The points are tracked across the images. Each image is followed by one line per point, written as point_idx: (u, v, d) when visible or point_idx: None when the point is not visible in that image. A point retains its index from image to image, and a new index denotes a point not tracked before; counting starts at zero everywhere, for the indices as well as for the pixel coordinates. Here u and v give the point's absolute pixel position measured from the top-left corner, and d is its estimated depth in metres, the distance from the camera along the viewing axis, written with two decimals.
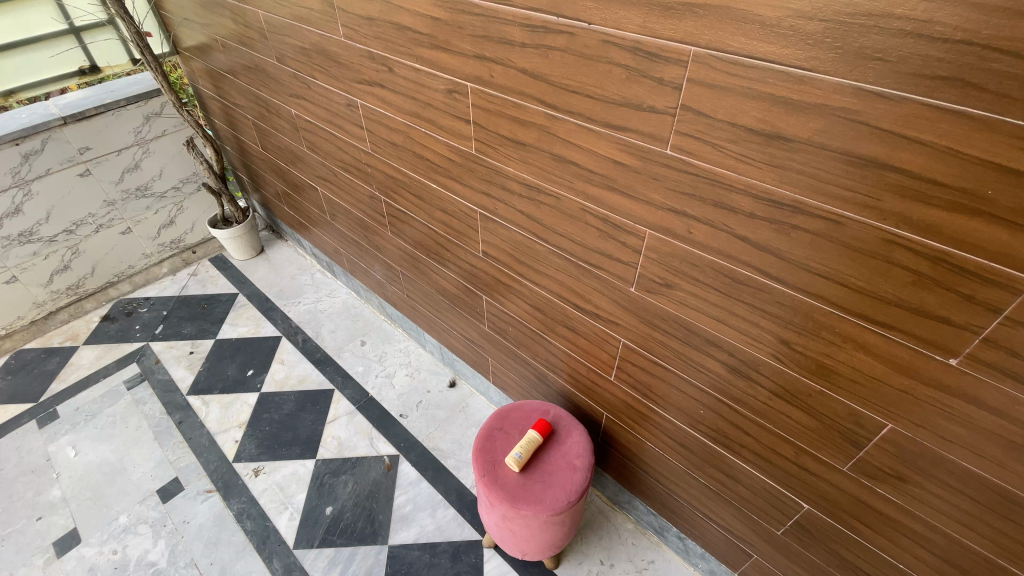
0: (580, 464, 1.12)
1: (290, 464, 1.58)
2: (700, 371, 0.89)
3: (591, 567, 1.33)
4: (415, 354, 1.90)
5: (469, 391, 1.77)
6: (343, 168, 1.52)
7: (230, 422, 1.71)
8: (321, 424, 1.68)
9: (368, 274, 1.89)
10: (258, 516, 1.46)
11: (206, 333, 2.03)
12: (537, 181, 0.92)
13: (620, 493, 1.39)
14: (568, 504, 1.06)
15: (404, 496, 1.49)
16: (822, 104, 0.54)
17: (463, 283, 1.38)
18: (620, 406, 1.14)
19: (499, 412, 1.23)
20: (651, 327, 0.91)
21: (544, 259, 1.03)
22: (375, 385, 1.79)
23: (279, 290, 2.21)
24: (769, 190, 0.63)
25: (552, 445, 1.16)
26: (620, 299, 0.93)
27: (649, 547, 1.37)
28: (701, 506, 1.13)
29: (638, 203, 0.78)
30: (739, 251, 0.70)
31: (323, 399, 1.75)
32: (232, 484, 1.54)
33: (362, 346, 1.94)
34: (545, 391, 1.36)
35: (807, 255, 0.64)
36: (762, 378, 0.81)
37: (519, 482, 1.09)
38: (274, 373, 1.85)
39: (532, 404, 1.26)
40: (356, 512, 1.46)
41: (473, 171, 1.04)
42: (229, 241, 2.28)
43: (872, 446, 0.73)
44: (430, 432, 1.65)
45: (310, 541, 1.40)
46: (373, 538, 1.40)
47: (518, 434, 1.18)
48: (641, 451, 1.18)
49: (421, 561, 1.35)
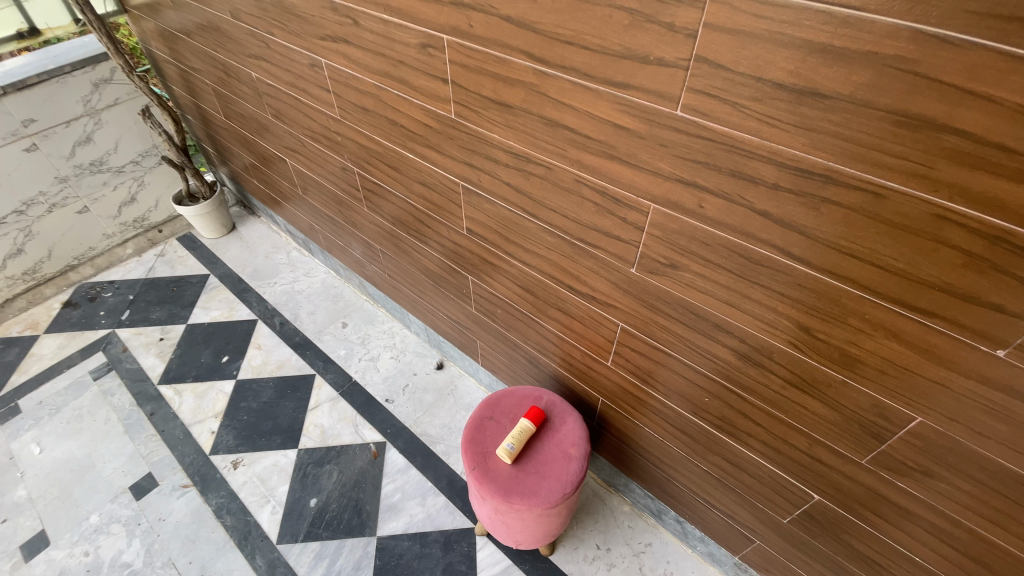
0: (576, 454, 1.06)
1: (270, 455, 1.50)
2: (705, 358, 0.82)
3: (587, 552, 1.29)
4: (401, 336, 1.79)
5: (458, 372, 1.68)
6: (311, 138, 1.38)
7: (205, 412, 1.62)
8: (302, 411, 1.59)
9: (346, 252, 1.77)
10: (238, 510, 1.40)
11: (176, 317, 1.92)
12: (525, 149, 0.82)
13: (616, 476, 1.34)
14: (564, 496, 1.00)
15: (392, 485, 1.43)
16: (871, 52, 0.45)
17: (447, 262, 1.28)
18: (618, 391, 1.07)
19: (489, 399, 1.16)
20: (653, 311, 0.83)
21: (534, 237, 0.94)
22: (358, 368, 1.70)
23: (252, 270, 2.08)
24: (797, 157, 0.54)
25: (545, 433, 1.09)
26: (618, 280, 0.85)
27: (646, 529, 1.33)
28: (702, 493, 1.08)
29: (641, 172, 0.68)
30: (756, 228, 0.62)
31: (303, 385, 1.66)
32: (210, 477, 1.47)
33: (343, 328, 1.82)
34: (537, 374, 1.28)
35: (838, 232, 0.56)
36: (775, 366, 0.73)
37: (512, 473, 1.02)
38: (251, 359, 1.75)
39: (524, 389, 1.18)
40: (342, 502, 1.39)
41: (454, 138, 0.93)
42: (196, 219, 2.13)
43: (896, 439, 0.67)
44: (418, 417, 1.57)
45: (294, 535, 1.35)
46: (361, 530, 1.34)
47: (510, 422, 1.11)
48: (639, 436, 1.12)
49: (411, 552, 1.30)
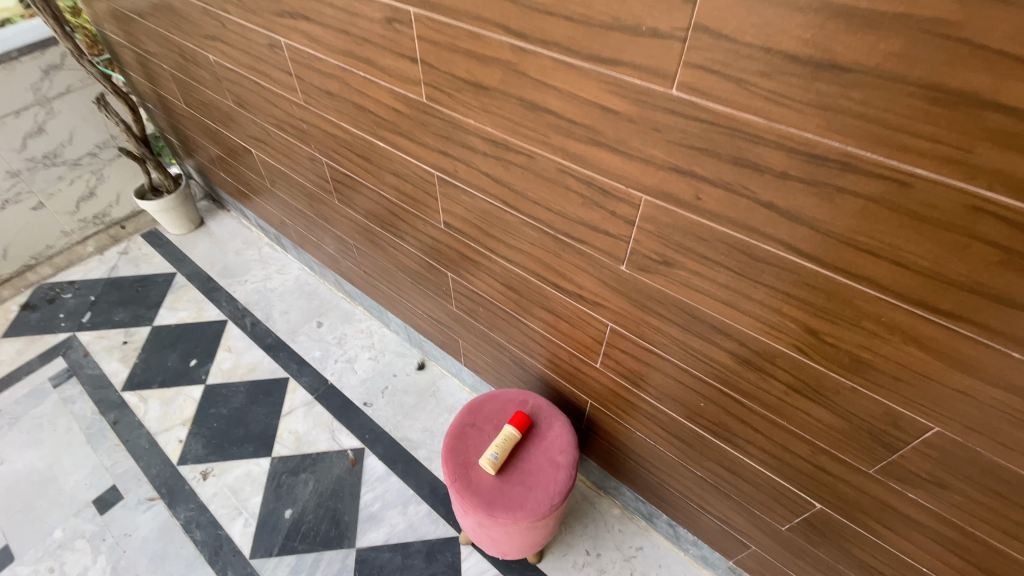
0: (563, 461, 1.00)
1: (242, 464, 1.42)
2: (701, 361, 0.76)
3: (577, 559, 1.24)
4: (380, 334, 1.71)
5: (440, 372, 1.61)
6: (276, 126, 1.28)
7: (173, 419, 1.53)
8: (276, 417, 1.51)
9: (320, 247, 1.68)
10: (208, 524, 1.31)
11: (141, 319, 1.81)
12: (503, 136, 0.74)
13: (606, 478, 1.29)
14: (552, 508, 0.94)
15: (372, 493, 1.36)
16: (905, 15, 0.38)
17: (424, 258, 1.20)
18: (607, 394, 1.01)
19: (471, 404, 1.09)
20: (645, 311, 0.77)
21: (516, 231, 0.86)
22: (335, 370, 1.61)
23: (222, 268, 1.97)
24: (812, 142, 0.47)
25: (531, 440, 1.03)
26: (607, 278, 0.78)
27: (637, 532, 1.28)
28: (696, 498, 1.03)
29: (631, 160, 0.61)
30: (761, 222, 0.55)
31: (276, 389, 1.57)
32: (178, 489, 1.38)
33: (319, 328, 1.73)
34: (522, 375, 1.22)
35: (856, 226, 0.50)
36: (777, 371, 0.67)
37: (496, 484, 0.96)
38: (220, 362, 1.65)
39: (508, 392, 1.11)
40: (319, 513, 1.32)
41: (425, 124, 0.84)
42: (160, 215, 2.01)
43: (909, 449, 0.62)
44: (398, 420, 1.50)
45: (268, 549, 1.27)
46: (339, 542, 1.27)
47: (493, 429, 1.05)
48: (630, 440, 1.06)
49: (393, 563, 1.24)
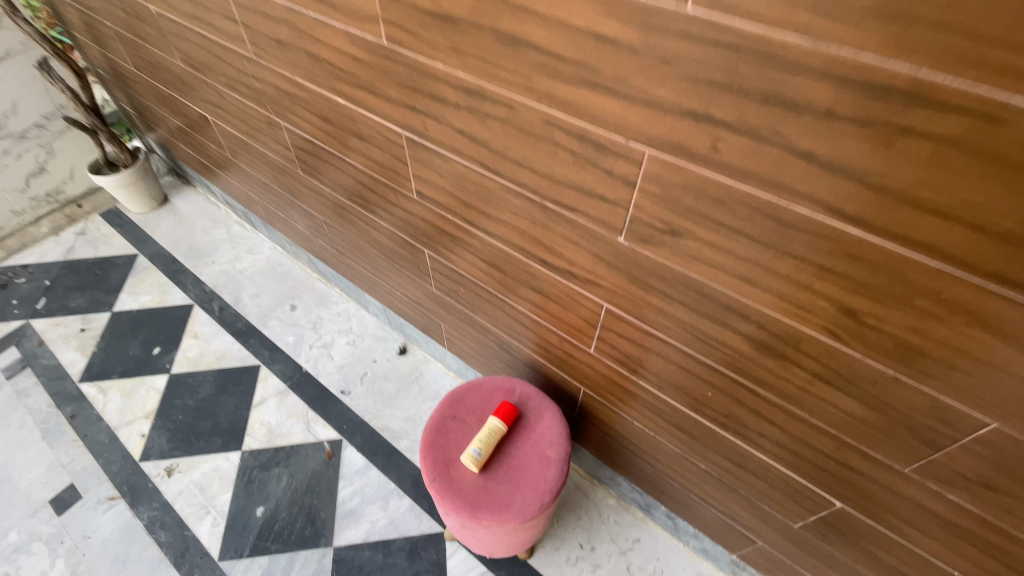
0: (554, 456, 0.90)
1: (209, 459, 1.31)
2: (711, 347, 0.66)
3: (569, 553, 1.17)
4: (358, 318, 1.59)
5: (423, 357, 1.50)
6: (229, 86, 1.14)
7: (134, 411, 1.41)
8: (246, 408, 1.40)
9: (289, 224, 1.55)
10: (174, 524, 1.21)
11: (100, 305, 1.68)
12: (478, 82, 0.62)
13: (600, 468, 1.20)
14: (541, 508, 0.85)
15: (350, 488, 1.26)
16: None
17: (398, 234, 1.08)
18: (601, 382, 0.91)
19: (452, 395, 0.99)
20: (646, 290, 0.66)
21: (496, 199, 0.75)
22: (309, 357, 1.50)
23: (187, 248, 1.84)
24: (870, 68, 0.37)
25: (518, 433, 0.93)
26: (601, 252, 0.67)
27: (633, 524, 1.21)
28: (699, 491, 0.94)
29: (633, 105, 0.50)
30: (795, 178, 0.45)
31: (247, 378, 1.46)
32: (140, 487, 1.27)
33: (292, 311, 1.61)
34: (508, 361, 1.12)
35: (918, 179, 0.39)
36: (801, 358, 0.58)
37: (479, 483, 0.87)
38: (186, 350, 1.54)
39: (493, 381, 1.01)
40: (293, 510, 1.22)
41: (388, 73, 0.72)
42: (118, 191, 1.86)
43: (957, 447, 0.53)
44: (378, 409, 1.40)
45: (239, 550, 1.16)
46: (315, 541, 1.18)
47: (477, 421, 0.95)
48: (627, 430, 0.97)
49: (373, 563, 1.15)
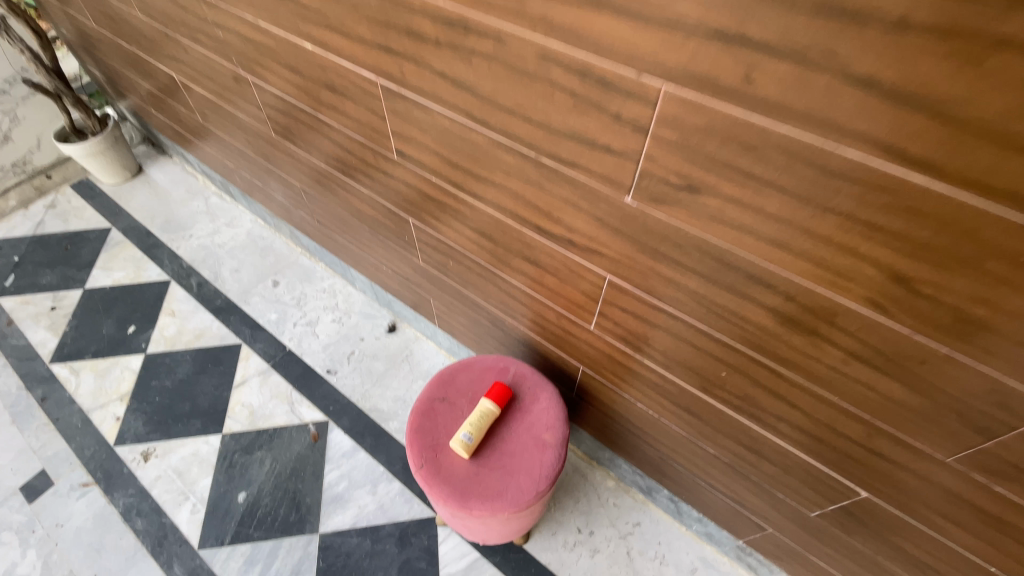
0: (550, 440, 0.83)
1: (188, 443, 1.24)
2: (729, 322, 0.58)
3: (567, 538, 1.11)
4: (344, 294, 1.51)
5: (413, 335, 1.42)
6: (191, 38, 1.04)
7: (108, 393, 1.34)
8: (226, 389, 1.33)
9: (268, 195, 1.45)
10: (151, 511, 1.15)
11: (71, 282, 1.59)
12: (460, 12, 0.52)
13: (599, 451, 1.14)
14: (537, 496, 0.79)
15: (337, 471, 1.20)
16: None
17: (380, 201, 0.99)
18: (603, 360, 0.83)
19: (441, 375, 0.91)
20: (655, 258, 0.58)
21: (484, 156, 0.66)
22: (293, 335, 1.42)
23: (162, 221, 1.74)
24: None
25: (511, 416, 0.86)
26: (605, 215, 0.59)
27: (634, 507, 1.15)
28: (705, 476, 0.88)
29: (648, 27, 0.41)
30: (847, 113, 0.37)
31: (227, 357, 1.39)
32: (115, 473, 1.21)
33: (274, 287, 1.53)
34: (502, 338, 1.04)
35: (1010, 109, 0.31)
36: (835, 333, 0.50)
37: (470, 470, 0.80)
38: (163, 329, 1.46)
39: (486, 360, 0.94)
40: (277, 496, 1.16)
41: (358, 7, 0.62)
42: (88, 160, 1.75)
43: (1015, 436, 0.46)
44: (366, 389, 1.33)
45: (219, 538, 1.11)
46: (300, 527, 1.12)
47: (468, 403, 0.88)
48: (630, 412, 0.89)
49: (361, 549, 1.10)
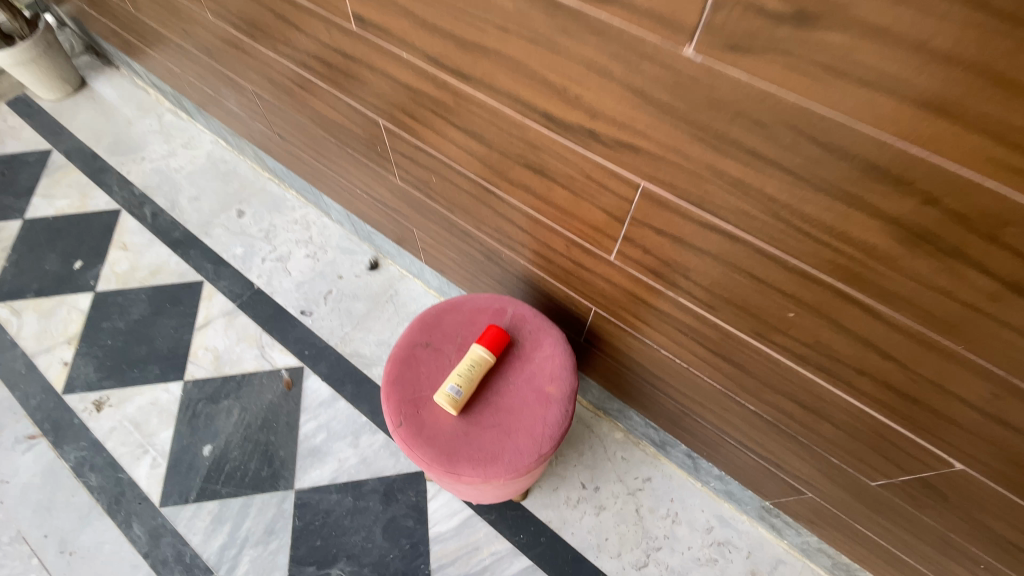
0: (555, 394, 0.69)
1: (146, 391, 1.10)
2: (818, 240, 0.41)
3: (570, 494, 1.00)
4: (319, 226, 1.32)
5: (398, 273, 1.25)
6: None
7: (55, 336, 1.19)
8: (186, 331, 1.17)
9: (223, 106, 1.24)
10: (106, 466, 1.03)
11: (8, 211, 1.39)
12: None
13: (607, 402, 1.01)
14: (539, 459, 0.65)
15: (313, 422, 1.07)
16: None
17: (345, 102, 0.79)
18: (622, 303, 0.66)
19: (424, 317, 0.76)
20: (718, 148, 0.40)
21: (472, 8, 0.46)
22: (262, 272, 1.25)
23: (110, 143, 1.53)
24: None
25: (509, 365, 0.72)
26: (647, 85, 0.40)
27: (644, 462, 1.03)
28: (737, 435, 0.74)
29: None
30: None
31: (187, 296, 1.22)
32: (65, 424, 1.08)
33: (239, 218, 1.34)
34: (495, 275, 0.87)
35: None
36: (993, 250, 0.34)
37: (459, 430, 0.66)
38: (114, 264, 1.29)
39: (477, 300, 0.78)
40: (246, 449, 1.04)
41: None
42: (17, 71, 1.50)
43: None
44: (346, 332, 1.17)
45: (183, 494, 0.99)
46: (273, 483, 1.00)
47: (456, 350, 0.73)
48: (651, 364, 0.73)
49: (341, 507, 0.98)
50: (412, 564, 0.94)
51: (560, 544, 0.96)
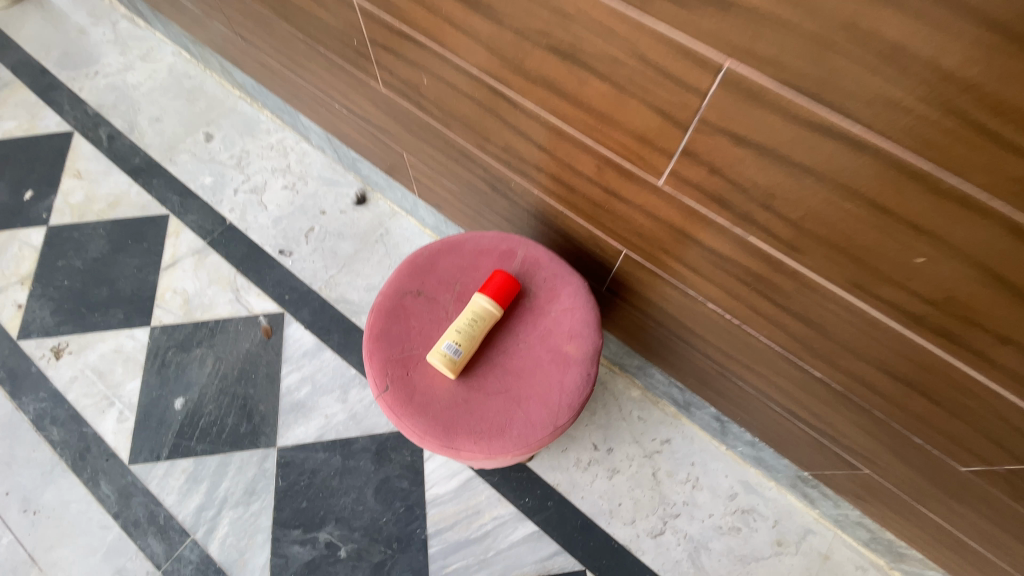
0: (575, 355, 0.57)
1: (109, 338, 0.99)
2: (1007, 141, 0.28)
3: (580, 456, 0.91)
4: (298, 153, 1.16)
5: (389, 209, 1.10)
6: None
7: (5, 276, 1.05)
8: (151, 271, 1.04)
9: (178, 4, 1.04)
10: (68, 419, 0.93)
11: None
12: None
13: (625, 358, 0.88)
14: (554, 433, 0.54)
15: (296, 375, 0.96)
16: None
17: None
18: (664, 243, 0.52)
19: (415, 259, 0.62)
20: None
21: None
22: (235, 206, 1.10)
23: (60, 55, 1.32)
24: None
25: (518, 320, 0.59)
26: None
27: (664, 422, 0.93)
28: (788, 405, 0.63)
29: None
30: None
31: (151, 232, 1.08)
32: (22, 373, 0.97)
33: (208, 142, 1.18)
34: (500, 211, 0.72)
35: None
36: None
37: (457, 396, 0.54)
38: (69, 195, 1.14)
39: (480, 239, 0.64)
40: (222, 403, 0.93)
41: None
42: None
43: None
44: (331, 276, 1.04)
45: (154, 451, 0.90)
46: (252, 440, 0.91)
47: (453, 300, 0.60)
48: (691, 320, 0.61)
49: (329, 467, 0.89)
50: (407, 529, 0.86)
51: (569, 509, 0.88)
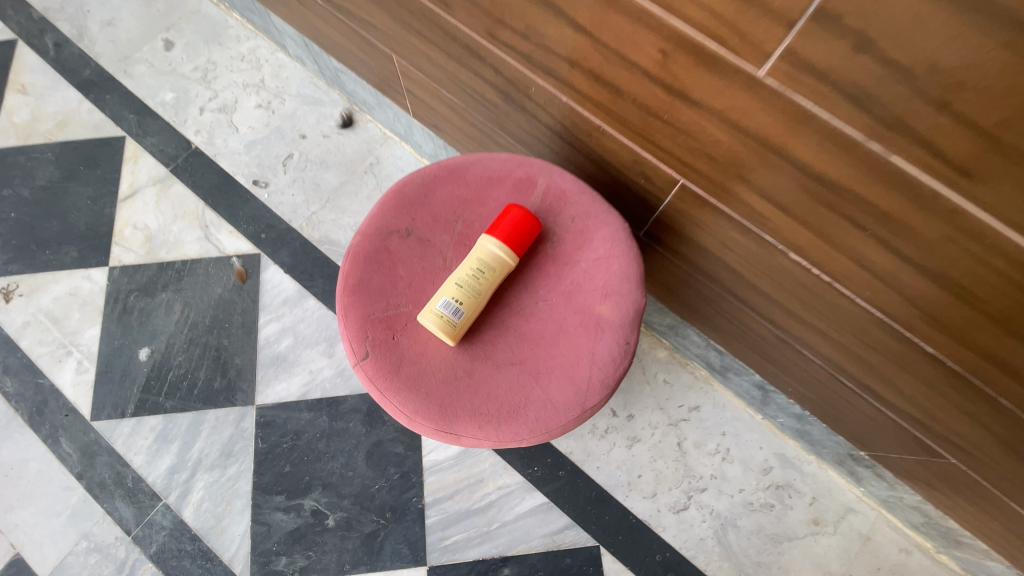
0: (610, 319, 0.44)
1: (63, 279, 0.87)
2: None
3: (597, 424, 0.81)
4: (273, 65, 0.98)
5: (380, 134, 0.94)
6: None
7: None
8: (108, 203, 0.90)
9: None
10: (22, 370, 0.82)
11: None
12: None
13: (653, 316, 0.75)
14: (580, 416, 0.43)
15: (276, 325, 0.84)
16: None
17: None
18: (746, 165, 0.38)
19: (404, 189, 0.48)
20: None
21: None
22: (201, 127, 0.95)
23: None
24: None
25: (537, 271, 0.45)
26: None
27: (692, 386, 0.82)
28: (867, 382, 0.51)
29: None
30: None
31: (105, 157, 0.93)
32: None
33: (168, 51, 1.00)
34: (514, 132, 0.58)
35: None
36: None
37: (457, 368, 0.42)
38: (10, 112, 0.97)
39: (488, 164, 0.49)
40: (192, 354, 0.82)
41: None
42: None
43: None
44: (313, 212, 0.90)
45: (119, 406, 0.80)
46: (228, 397, 0.80)
47: (453, 244, 0.46)
48: (756, 273, 0.47)
49: (314, 429, 0.79)
50: (402, 497, 0.77)
51: (582, 480, 0.78)
